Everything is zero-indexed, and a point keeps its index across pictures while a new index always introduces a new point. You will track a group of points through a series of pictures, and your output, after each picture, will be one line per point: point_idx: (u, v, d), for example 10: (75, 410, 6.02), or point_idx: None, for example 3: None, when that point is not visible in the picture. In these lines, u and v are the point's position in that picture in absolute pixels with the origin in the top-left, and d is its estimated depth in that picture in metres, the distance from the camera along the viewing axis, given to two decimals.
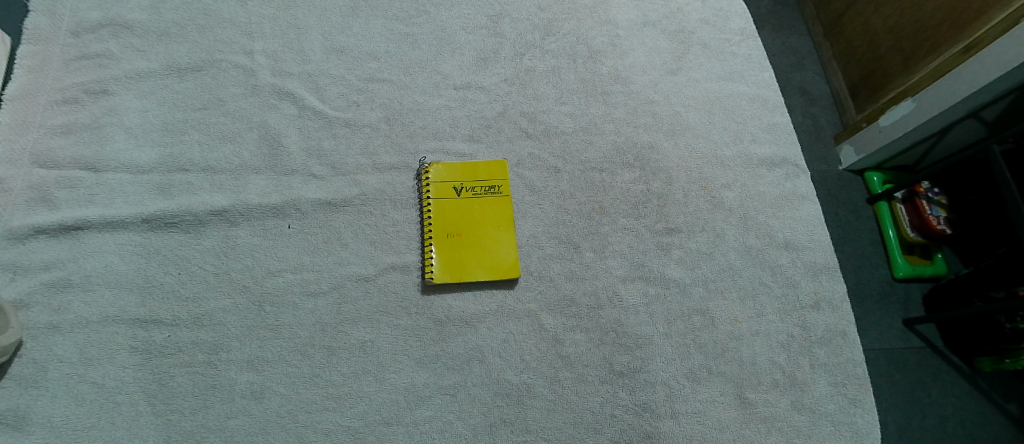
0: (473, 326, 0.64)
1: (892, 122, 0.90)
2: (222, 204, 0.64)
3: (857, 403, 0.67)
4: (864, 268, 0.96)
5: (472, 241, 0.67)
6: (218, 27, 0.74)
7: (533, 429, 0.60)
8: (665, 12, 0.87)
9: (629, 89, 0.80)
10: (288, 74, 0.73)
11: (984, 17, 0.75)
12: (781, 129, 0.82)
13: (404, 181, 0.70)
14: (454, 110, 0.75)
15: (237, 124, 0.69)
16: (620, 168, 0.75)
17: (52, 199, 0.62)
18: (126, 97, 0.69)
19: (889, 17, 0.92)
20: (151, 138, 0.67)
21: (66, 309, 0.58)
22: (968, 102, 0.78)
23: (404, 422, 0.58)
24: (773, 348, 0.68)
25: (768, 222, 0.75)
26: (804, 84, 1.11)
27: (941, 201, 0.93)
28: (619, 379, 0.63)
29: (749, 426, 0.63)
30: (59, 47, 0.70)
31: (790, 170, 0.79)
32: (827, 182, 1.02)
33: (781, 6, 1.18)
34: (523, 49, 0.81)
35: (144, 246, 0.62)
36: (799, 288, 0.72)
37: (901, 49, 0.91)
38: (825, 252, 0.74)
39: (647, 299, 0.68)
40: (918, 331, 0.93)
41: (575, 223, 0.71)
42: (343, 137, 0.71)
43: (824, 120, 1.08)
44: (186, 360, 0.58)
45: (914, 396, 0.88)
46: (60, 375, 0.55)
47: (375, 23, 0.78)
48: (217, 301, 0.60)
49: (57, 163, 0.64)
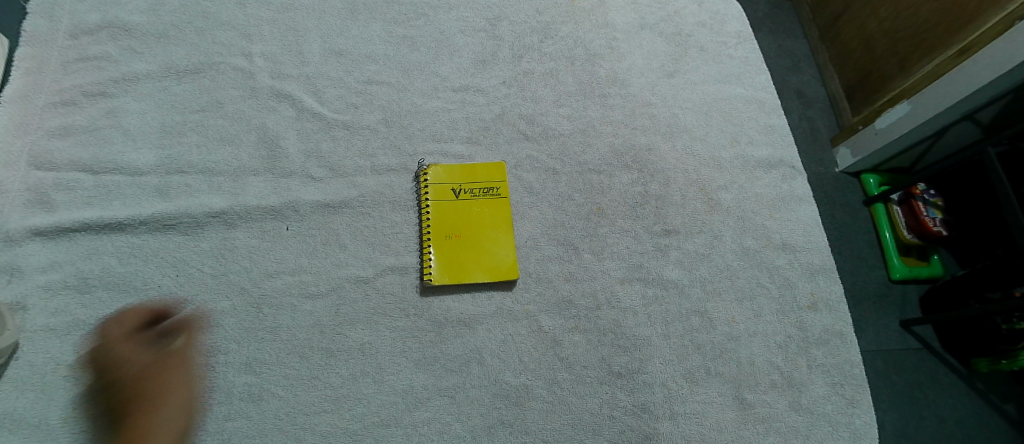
0: (471, 328, 0.64)
1: (887, 125, 0.91)
2: (220, 206, 0.64)
3: (855, 404, 0.67)
4: (861, 270, 0.97)
5: (470, 243, 0.68)
6: (216, 29, 0.74)
7: (532, 431, 0.60)
8: (662, 15, 0.88)
9: (626, 91, 0.81)
10: (285, 76, 0.73)
11: (977, 21, 0.76)
12: (777, 130, 0.82)
13: (402, 183, 0.70)
14: (453, 112, 0.75)
15: (235, 127, 0.69)
16: (618, 170, 0.75)
17: (49, 201, 0.62)
18: (125, 99, 0.69)
19: (884, 20, 0.93)
20: (148, 140, 0.67)
21: (61, 311, 0.58)
22: (962, 104, 0.79)
23: (402, 424, 0.58)
24: (771, 350, 0.68)
25: (765, 223, 0.75)
26: (800, 87, 1.12)
27: (936, 202, 0.93)
28: (617, 380, 0.64)
29: (748, 426, 0.63)
30: (57, 50, 0.70)
31: (787, 171, 0.79)
32: (824, 184, 1.03)
33: (777, 9, 1.19)
34: (522, 51, 0.81)
35: (142, 249, 0.62)
36: (796, 288, 0.72)
37: (896, 53, 0.92)
38: (822, 253, 0.75)
39: (645, 301, 0.68)
40: (914, 332, 0.93)
41: (574, 224, 0.71)
42: (342, 139, 0.71)
43: (820, 123, 1.09)
44: (183, 362, 0.58)
45: (912, 396, 0.89)
46: (55, 378, 0.55)
47: (373, 26, 0.78)
48: (215, 304, 0.60)
49: (55, 165, 0.64)
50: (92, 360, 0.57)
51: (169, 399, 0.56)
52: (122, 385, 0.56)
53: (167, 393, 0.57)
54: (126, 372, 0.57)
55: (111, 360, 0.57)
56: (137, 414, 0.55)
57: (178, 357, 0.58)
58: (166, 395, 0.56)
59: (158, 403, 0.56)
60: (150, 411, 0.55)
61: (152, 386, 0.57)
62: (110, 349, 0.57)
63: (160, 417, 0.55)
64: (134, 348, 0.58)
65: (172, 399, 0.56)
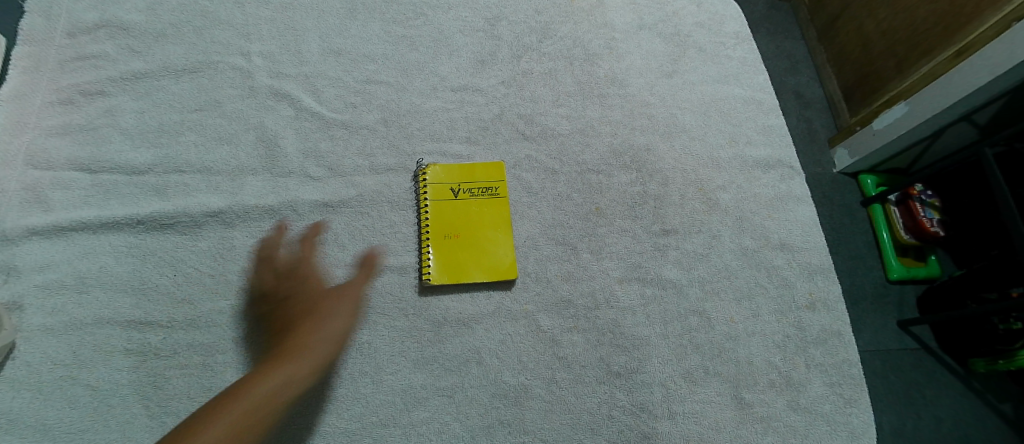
0: (470, 328, 0.64)
1: (885, 126, 0.91)
2: (218, 205, 0.64)
3: (853, 403, 0.67)
4: (859, 270, 0.97)
5: (469, 242, 0.68)
6: (215, 28, 0.74)
7: (530, 430, 0.60)
8: (660, 15, 0.88)
9: (625, 91, 0.81)
10: (284, 76, 0.73)
11: (975, 22, 0.77)
12: (775, 131, 0.82)
13: (401, 182, 0.70)
14: (451, 112, 0.75)
15: (233, 126, 0.69)
16: (617, 169, 0.76)
17: (45, 200, 0.62)
18: (122, 98, 0.69)
19: (882, 22, 0.94)
20: (146, 140, 0.67)
21: (58, 311, 0.57)
22: (960, 105, 0.79)
23: (401, 424, 0.58)
24: (770, 349, 0.68)
25: (763, 223, 0.75)
26: (798, 88, 1.12)
27: (934, 203, 0.93)
28: (616, 380, 0.64)
29: (746, 426, 0.64)
30: (54, 48, 0.70)
31: (785, 171, 0.80)
32: (822, 184, 1.04)
33: (775, 10, 1.20)
34: (520, 51, 0.81)
35: (139, 248, 0.62)
36: (794, 288, 0.72)
37: (893, 54, 0.92)
38: (820, 253, 0.75)
39: (644, 300, 0.68)
40: (912, 332, 0.93)
41: (572, 224, 0.71)
42: (341, 139, 0.71)
43: (818, 124, 1.09)
44: (181, 362, 0.57)
45: (909, 395, 0.89)
46: (52, 378, 0.55)
47: (371, 26, 0.78)
48: (213, 303, 0.60)
49: (52, 164, 0.64)
50: (269, 277, 0.62)
51: (332, 321, 0.59)
52: (292, 301, 0.61)
53: (328, 314, 0.59)
54: (297, 293, 0.61)
55: (287, 281, 0.62)
56: (299, 329, 0.58)
57: (349, 287, 0.62)
58: (330, 316, 0.59)
59: (319, 322, 0.58)
60: (313, 327, 0.58)
61: (318, 306, 0.60)
62: (286, 271, 0.63)
63: (319, 335, 0.57)
64: (310, 274, 0.63)
65: (333, 320, 0.59)
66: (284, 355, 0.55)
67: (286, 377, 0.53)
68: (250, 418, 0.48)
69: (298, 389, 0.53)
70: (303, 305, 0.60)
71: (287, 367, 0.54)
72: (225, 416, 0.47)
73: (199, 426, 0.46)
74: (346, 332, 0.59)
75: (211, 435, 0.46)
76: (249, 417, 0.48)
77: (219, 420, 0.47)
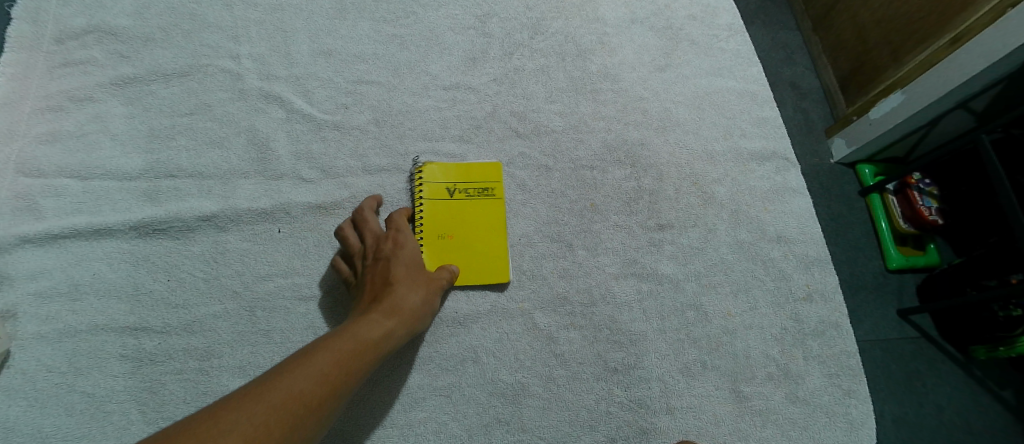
0: (466, 327, 0.63)
1: (881, 115, 0.91)
2: (210, 210, 0.63)
3: (852, 394, 0.67)
4: (856, 260, 0.97)
5: (464, 243, 0.67)
6: (203, 31, 0.74)
7: (528, 428, 0.60)
8: (653, 9, 0.87)
9: (618, 86, 0.80)
10: (275, 78, 0.73)
11: (970, 9, 0.76)
12: (770, 122, 0.82)
13: (394, 183, 0.70)
14: (443, 111, 0.74)
15: (225, 129, 0.69)
16: (610, 165, 0.75)
17: (37, 208, 0.61)
18: (112, 103, 0.68)
19: (877, 10, 0.93)
20: (137, 145, 0.67)
21: (52, 319, 0.57)
22: (956, 93, 0.78)
23: (398, 424, 0.58)
24: (767, 342, 0.68)
25: (759, 216, 0.75)
26: (793, 79, 1.11)
27: (931, 191, 0.93)
28: (613, 376, 0.63)
29: (744, 419, 0.63)
30: (42, 55, 0.69)
31: (780, 164, 0.79)
32: (818, 175, 1.03)
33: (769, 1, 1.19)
34: (512, 48, 0.80)
35: (132, 254, 0.61)
36: (791, 280, 0.72)
37: (889, 42, 0.92)
38: (817, 244, 0.74)
39: (640, 296, 0.68)
40: (912, 321, 0.93)
41: (567, 221, 0.71)
42: (333, 140, 0.70)
43: (814, 114, 1.08)
44: (177, 367, 0.57)
45: (909, 385, 0.89)
46: (48, 385, 0.55)
47: (361, 26, 0.78)
48: (207, 307, 0.60)
49: (43, 172, 0.63)
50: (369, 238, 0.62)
51: (420, 294, 0.59)
52: (387, 261, 0.60)
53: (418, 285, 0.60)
54: (396, 255, 0.61)
55: (386, 243, 0.62)
56: (395, 289, 0.58)
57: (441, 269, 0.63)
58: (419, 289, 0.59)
59: (409, 289, 0.59)
60: (404, 292, 0.58)
61: (412, 273, 0.60)
62: (386, 233, 0.63)
63: (413, 301, 0.58)
64: (409, 242, 0.63)
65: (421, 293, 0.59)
66: (380, 310, 0.55)
67: (381, 333, 0.54)
68: (348, 361, 0.50)
69: (388, 347, 0.54)
70: (401, 269, 0.60)
71: (378, 324, 0.54)
72: (327, 355, 0.49)
73: (302, 359, 0.48)
74: (435, 306, 0.60)
75: (315, 370, 0.47)
76: (348, 361, 0.50)
77: (322, 355, 0.49)
